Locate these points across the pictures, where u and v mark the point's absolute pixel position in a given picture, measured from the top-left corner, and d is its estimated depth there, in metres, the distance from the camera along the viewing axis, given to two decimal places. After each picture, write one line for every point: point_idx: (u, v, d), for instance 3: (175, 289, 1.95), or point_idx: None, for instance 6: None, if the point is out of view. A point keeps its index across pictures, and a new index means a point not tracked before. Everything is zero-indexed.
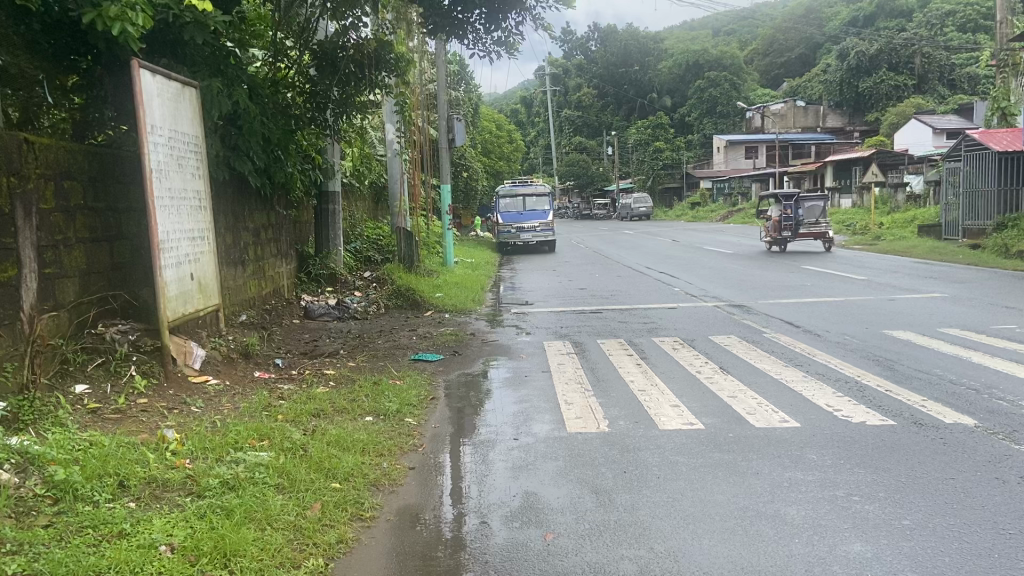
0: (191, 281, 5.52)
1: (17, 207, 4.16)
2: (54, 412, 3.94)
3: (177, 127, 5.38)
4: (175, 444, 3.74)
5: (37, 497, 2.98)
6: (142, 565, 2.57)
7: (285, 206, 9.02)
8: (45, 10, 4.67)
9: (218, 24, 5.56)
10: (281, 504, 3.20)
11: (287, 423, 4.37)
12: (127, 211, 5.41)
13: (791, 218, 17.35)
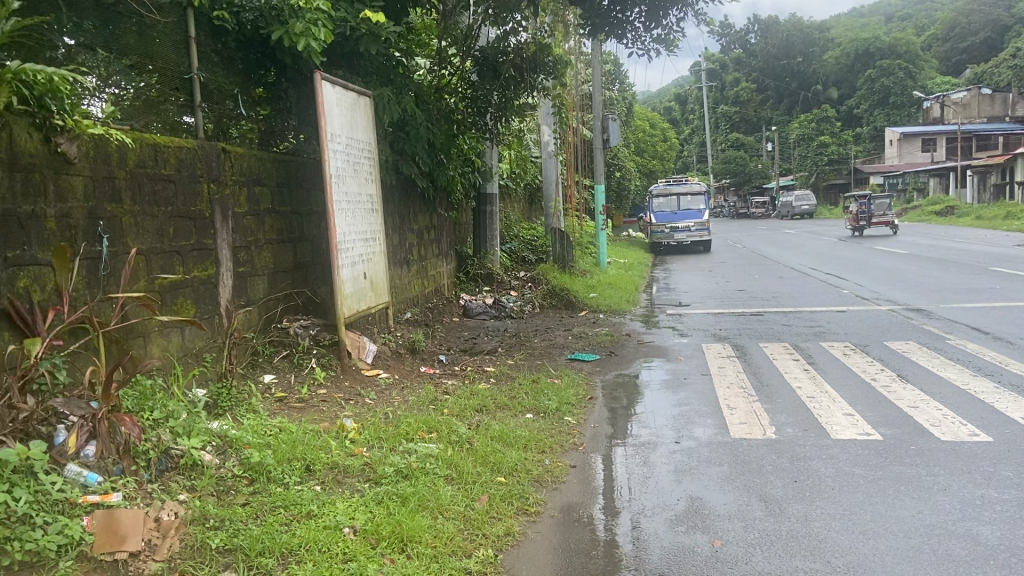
0: (365, 281, 5.85)
1: (215, 210, 4.57)
2: (248, 399, 4.29)
3: (353, 134, 5.72)
4: (353, 433, 3.98)
5: (235, 477, 3.26)
6: (330, 544, 2.76)
7: (446, 207, 9.35)
8: (239, 29, 5.08)
9: (390, 34, 5.85)
10: (451, 495, 3.33)
11: (452, 417, 4.53)
12: (308, 214, 5.81)
13: (865, 211, 22.72)
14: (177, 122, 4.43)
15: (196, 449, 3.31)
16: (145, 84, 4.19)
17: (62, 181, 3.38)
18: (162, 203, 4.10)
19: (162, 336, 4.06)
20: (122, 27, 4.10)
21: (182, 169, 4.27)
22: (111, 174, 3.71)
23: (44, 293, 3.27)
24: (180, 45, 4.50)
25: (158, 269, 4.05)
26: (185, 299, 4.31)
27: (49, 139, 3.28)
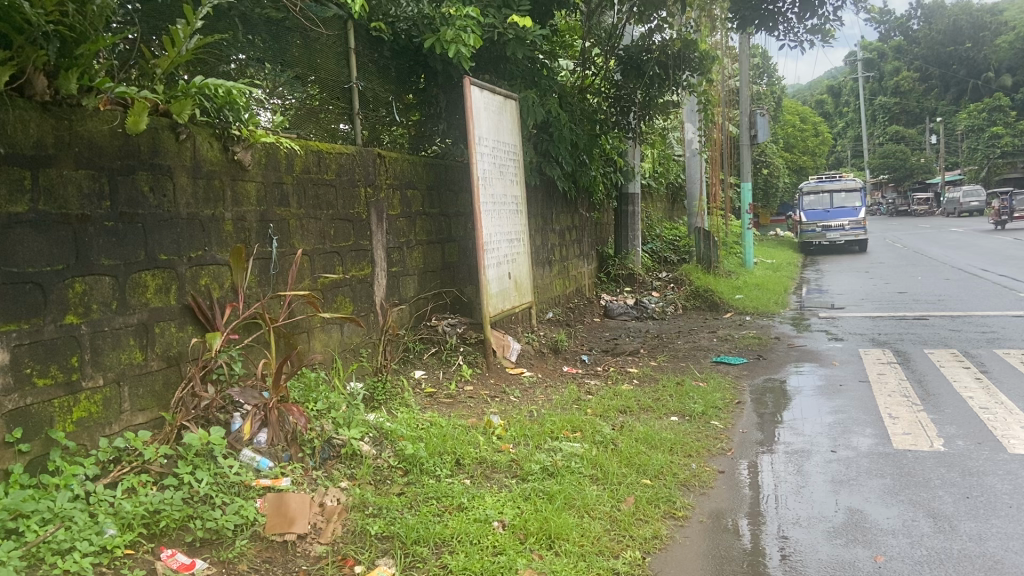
0: (509, 281, 5.96)
1: (371, 212, 4.81)
2: (402, 394, 4.47)
3: (500, 137, 5.84)
4: (500, 429, 4.06)
5: (391, 467, 3.42)
6: (481, 537, 2.82)
7: (588, 207, 9.35)
8: (393, 39, 5.30)
9: (536, 37, 5.92)
10: (597, 495, 3.33)
11: (597, 417, 4.53)
12: (456, 216, 5.99)
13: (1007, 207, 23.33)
14: (336, 129, 4.69)
15: (356, 440, 3.49)
16: (307, 95, 4.46)
17: (237, 186, 3.64)
18: (325, 207, 4.35)
19: (324, 332, 4.32)
20: (290, 41, 4.35)
21: (342, 174, 4.52)
22: (280, 180, 3.97)
23: (222, 290, 3.53)
24: (341, 57, 4.77)
25: (320, 269, 4.31)
26: (344, 297, 4.56)
27: (227, 149, 3.54)
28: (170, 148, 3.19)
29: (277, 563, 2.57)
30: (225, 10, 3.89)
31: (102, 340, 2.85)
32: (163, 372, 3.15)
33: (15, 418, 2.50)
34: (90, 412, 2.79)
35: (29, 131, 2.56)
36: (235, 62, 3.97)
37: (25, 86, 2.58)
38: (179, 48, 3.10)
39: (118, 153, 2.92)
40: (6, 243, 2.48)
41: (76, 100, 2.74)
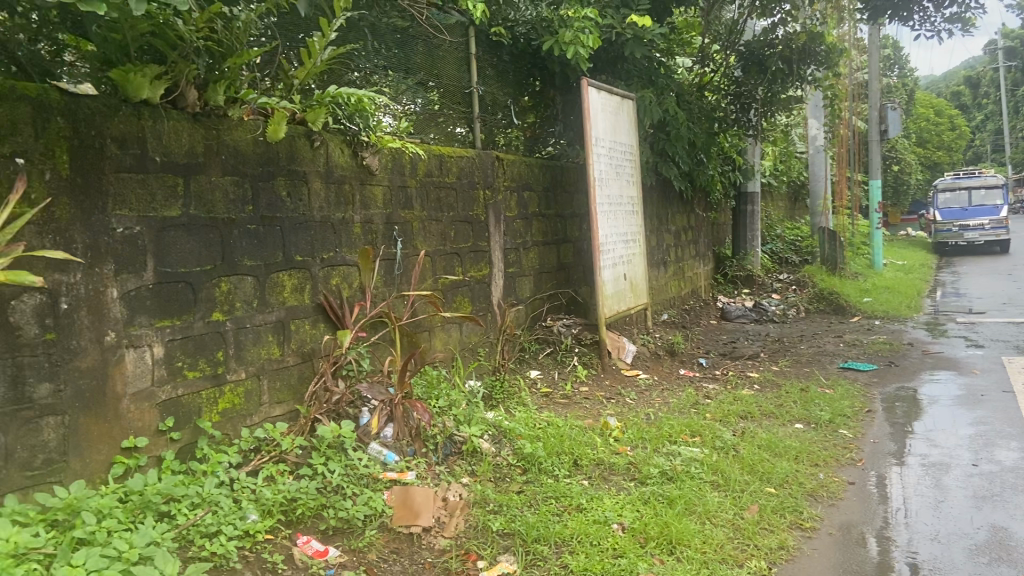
0: (625, 282, 5.93)
1: (490, 214, 4.90)
2: (519, 393, 4.53)
3: (617, 137, 5.82)
4: (618, 431, 4.04)
5: (510, 465, 3.47)
6: (601, 538, 2.83)
7: (705, 207, 9.15)
8: (513, 43, 5.37)
9: (656, 36, 5.85)
10: (719, 501, 3.27)
11: (716, 422, 4.43)
12: (572, 217, 6.01)
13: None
14: (454, 133, 4.79)
15: (476, 437, 3.57)
16: (429, 99, 4.60)
17: (366, 190, 3.79)
18: (446, 209, 4.47)
19: (443, 331, 4.47)
20: (414, 49, 4.48)
21: (462, 177, 4.62)
22: (405, 183, 4.11)
23: (351, 289, 3.69)
24: (462, 62, 4.88)
25: (441, 269, 4.43)
26: (463, 298, 4.66)
27: (357, 154, 3.70)
28: (305, 154, 3.36)
29: (404, 554, 2.66)
30: (356, 22, 4.04)
31: (244, 337, 3.03)
32: (298, 367, 3.32)
33: (167, 408, 2.70)
34: (232, 403, 2.97)
35: (182, 141, 2.75)
36: (360, 72, 4.11)
37: (178, 99, 2.78)
38: (315, 59, 3.26)
39: (260, 160, 3.10)
40: (162, 245, 2.67)
41: (223, 111, 2.94)
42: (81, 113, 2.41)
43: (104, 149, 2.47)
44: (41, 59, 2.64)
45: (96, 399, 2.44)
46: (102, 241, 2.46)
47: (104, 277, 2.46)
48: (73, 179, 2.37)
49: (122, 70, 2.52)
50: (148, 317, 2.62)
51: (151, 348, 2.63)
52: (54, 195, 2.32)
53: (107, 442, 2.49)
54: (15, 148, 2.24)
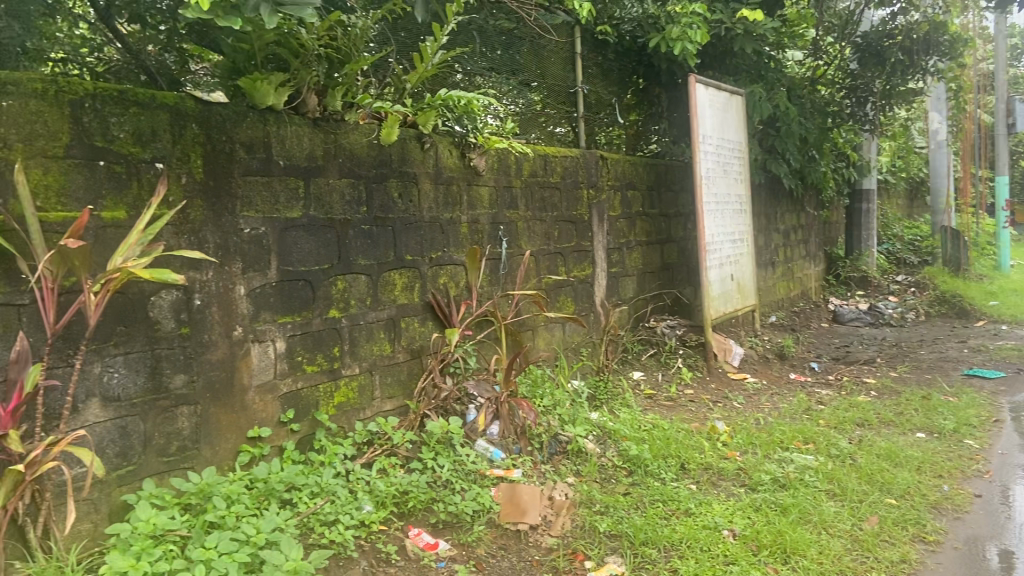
0: (732, 283, 5.79)
1: (593, 214, 4.89)
2: (623, 394, 4.49)
3: (724, 134, 5.69)
4: (726, 436, 3.95)
5: (615, 467, 3.46)
6: (711, 544, 2.77)
7: (816, 206, 8.83)
8: (618, 41, 5.34)
9: (768, 31, 5.68)
10: (836, 511, 3.15)
11: (831, 430, 4.27)
12: (677, 216, 5.92)
13: None
14: (554, 132, 4.81)
15: (581, 437, 3.57)
16: (534, 99, 4.64)
17: (473, 190, 3.85)
18: (550, 209, 4.49)
19: (547, 330, 4.50)
20: (519, 49, 4.51)
21: (566, 176, 4.63)
22: (511, 183, 4.15)
23: (458, 288, 3.76)
24: (568, 62, 4.90)
25: (545, 269, 4.45)
26: (566, 298, 4.67)
27: (465, 155, 3.76)
28: (416, 156, 3.45)
29: (511, 550, 2.70)
30: (466, 26, 4.10)
31: (358, 333, 3.14)
32: (408, 363, 3.41)
33: (287, 400, 2.83)
34: (347, 397, 3.09)
35: (302, 145, 2.87)
36: (459, 74, 4.14)
37: (299, 104, 2.90)
38: (426, 63, 3.33)
39: (374, 163, 3.20)
40: (284, 245, 2.79)
41: (341, 116, 3.04)
42: (213, 120, 2.55)
43: (233, 154, 2.61)
44: (169, 68, 2.84)
45: (224, 391, 2.58)
46: (231, 241, 2.59)
47: (233, 275, 2.60)
48: (205, 183, 2.52)
49: (251, 79, 2.66)
50: (271, 313, 2.75)
51: (274, 343, 2.75)
52: (189, 197, 2.47)
53: (234, 431, 2.63)
54: (156, 153, 2.38)
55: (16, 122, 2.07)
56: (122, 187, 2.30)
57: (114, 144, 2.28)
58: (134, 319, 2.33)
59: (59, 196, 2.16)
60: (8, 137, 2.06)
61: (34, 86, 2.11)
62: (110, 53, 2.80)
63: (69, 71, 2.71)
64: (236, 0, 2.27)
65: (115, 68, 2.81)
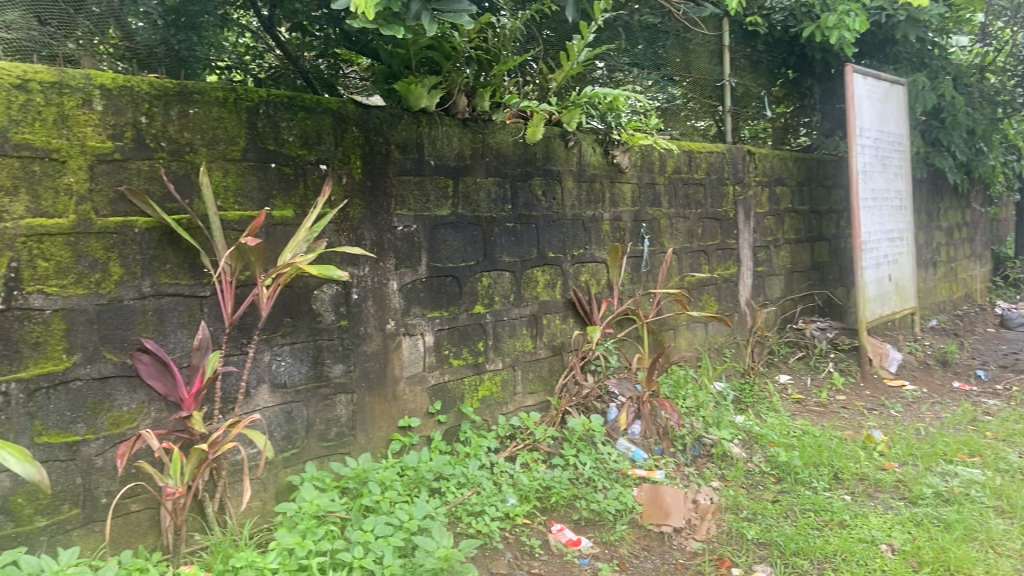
0: (890, 283, 5.45)
1: (740, 211, 4.74)
2: (769, 398, 4.34)
3: (884, 127, 5.36)
4: (883, 445, 3.73)
5: (763, 473, 3.35)
6: (867, 557, 2.63)
7: (983, 202, 8.17)
8: (769, 31, 5.10)
9: (934, 16, 5.31)
10: (1007, 529, 2.90)
11: (1000, 442, 3.94)
12: (829, 213, 5.64)
13: None
14: (692, 128, 4.70)
15: (726, 441, 3.49)
16: (677, 94, 4.57)
17: (616, 188, 3.82)
18: (694, 206, 4.40)
19: (689, 330, 4.41)
20: (664, 44, 4.42)
21: (711, 173, 4.52)
22: (654, 180, 4.09)
23: (600, 286, 3.75)
24: (714, 55, 4.78)
25: (688, 267, 4.36)
26: (710, 297, 4.55)
27: (608, 153, 3.74)
28: (560, 154, 3.47)
29: (654, 552, 2.67)
30: (612, 22, 4.05)
31: (502, 328, 3.20)
32: (549, 359, 3.44)
33: (435, 392, 2.92)
34: (491, 391, 3.15)
35: (452, 144, 2.96)
36: (598, 70, 4.09)
37: (450, 106, 2.99)
38: (572, 62, 3.33)
39: (519, 161, 3.25)
40: (434, 242, 2.88)
41: (489, 116, 3.10)
42: (371, 123, 2.67)
43: (389, 155, 2.72)
44: (324, 74, 3.00)
45: (378, 381, 2.70)
46: (385, 238, 2.71)
47: (387, 271, 2.71)
48: (363, 182, 2.64)
49: (405, 83, 2.74)
50: (421, 308, 2.85)
51: (423, 337, 2.85)
52: (349, 195, 2.60)
53: (386, 420, 2.74)
54: (320, 155, 2.53)
55: (201, 128, 2.24)
56: (290, 188, 2.46)
57: (284, 147, 2.43)
58: (299, 312, 2.47)
59: (236, 196, 2.32)
60: (194, 142, 2.23)
61: (216, 94, 2.27)
62: (271, 61, 2.89)
63: (233, 79, 2.79)
64: (399, 10, 2.36)
65: (276, 75, 2.91)
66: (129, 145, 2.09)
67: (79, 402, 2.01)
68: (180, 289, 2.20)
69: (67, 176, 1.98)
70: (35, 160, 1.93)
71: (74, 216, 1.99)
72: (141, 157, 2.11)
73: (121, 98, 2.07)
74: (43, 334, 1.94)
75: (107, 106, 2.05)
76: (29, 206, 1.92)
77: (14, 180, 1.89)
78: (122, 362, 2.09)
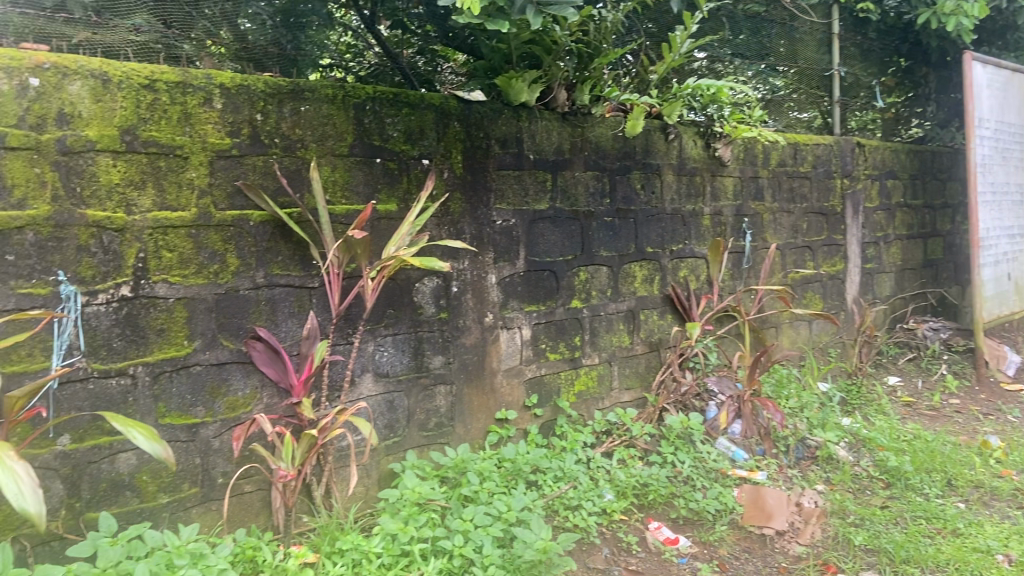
0: (1010, 282, 5.13)
1: (847, 205, 4.56)
2: (877, 399, 4.16)
3: (1005, 117, 5.04)
4: (1001, 452, 3.51)
5: (871, 477, 3.21)
6: (984, 569, 2.48)
7: None
8: (881, 18, 4.75)
9: None
10: None
11: None
12: (943, 207, 5.36)
13: None
14: (795, 118, 4.58)
15: (832, 443, 3.36)
16: (781, 85, 4.43)
17: (717, 181, 3.74)
18: (799, 200, 4.25)
19: (792, 328, 4.27)
20: (770, 33, 4.26)
21: (818, 166, 4.35)
22: (757, 174, 3.98)
23: (699, 282, 3.67)
24: (822, 43, 4.59)
25: (791, 264, 4.23)
26: (815, 294, 4.40)
27: (710, 145, 3.65)
28: (660, 147, 3.41)
29: (756, 554, 2.60)
30: (716, 12, 3.93)
31: (599, 323, 3.18)
32: (647, 356, 3.40)
33: (532, 385, 2.94)
34: (587, 386, 3.14)
35: (552, 138, 2.96)
36: (698, 61, 4.00)
37: (550, 101, 2.99)
38: (675, 53, 3.26)
39: (618, 155, 3.22)
40: (532, 236, 2.90)
41: (588, 110, 3.09)
42: (472, 118, 2.70)
43: (489, 149, 2.75)
44: (421, 70, 3.04)
45: (476, 373, 2.74)
46: (485, 232, 2.74)
47: (486, 264, 2.74)
48: (464, 177, 2.67)
49: (506, 78, 2.76)
50: (519, 301, 2.86)
51: (521, 330, 2.87)
52: (450, 190, 2.64)
53: (484, 412, 2.78)
54: (423, 150, 2.57)
55: (311, 124, 2.31)
56: (394, 182, 2.51)
57: (388, 142, 2.49)
58: (402, 303, 2.53)
59: (343, 190, 2.40)
60: (304, 139, 2.30)
61: (325, 92, 2.34)
62: (371, 58, 2.95)
63: (334, 75, 2.88)
64: (503, 4, 2.37)
65: (376, 71, 2.98)
66: (245, 141, 2.18)
67: (198, 386, 2.12)
68: (291, 280, 2.28)
69: (189, 171, 2.09)
70: (161, 156, 2.04)
71: (196, 210, 2.09)
72: (256, 153, 2.20)
73: (239, 96, 2.16)
74: (167, 322, 2.06)
75: (225, 104, 2.15)
76: (155, 199, 2.03)
77: (143, 175, 2.01)
78: (238, 349, 2.19)
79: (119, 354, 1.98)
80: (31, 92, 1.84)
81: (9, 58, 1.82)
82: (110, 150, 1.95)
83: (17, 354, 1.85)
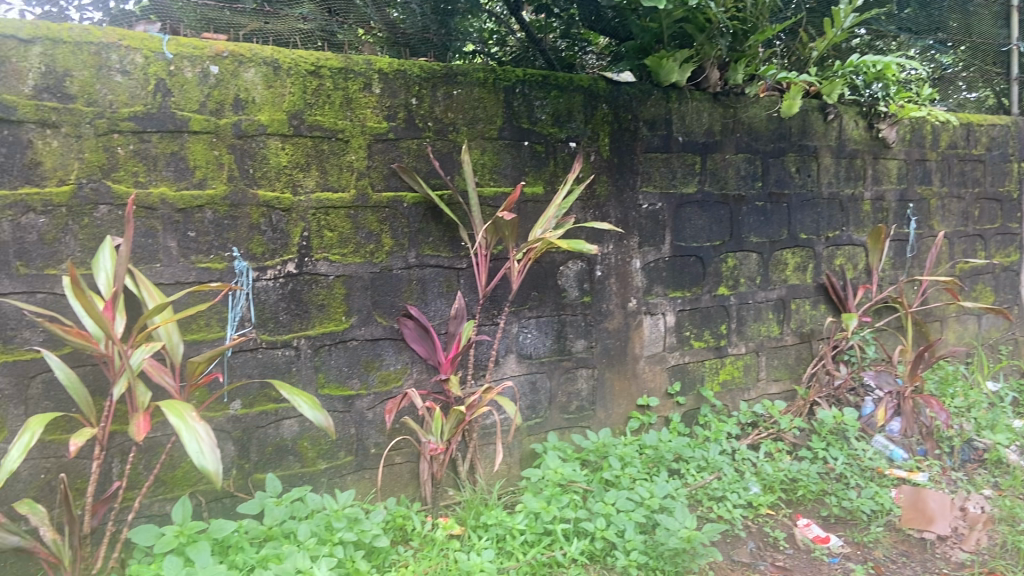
0: None
1: None
2: None
3: None
4: None
5: None
6: None
7: None
8: None
9: None
10: None
11: None
12: None
13: None
14: (964, 98, 4.29)
15: (1002, 446, 3.10)
16: (950, 62, 4.11)
17: (879, 165, 3.51)
18: (971, 184, 3.92)
19: (959, 322, 3.95)
20: (941, 6, 3.86)
21: (993, 148, 4.00)
22: (924, 156, 3.70)
23: (856, 271, 3.47)
24: (1001, 17, 4.15)
25: (961, 253, 3.91)
26: (986, 286, 4.05)
27: (872, 126, 3.44)
28: (817, 129, 3.24)
29: (914, 558, 2.44)
30: None
31: (747, 312, 3.07)
32: (797, 347, 3.26)
33: (675, 373, 2.88)
34: (733, 376, 3.05)
35: (702, 120, 2.88)
36: (858, 37, 3.71)
37: (702, 80, 2.93)
38: (837, 28, 3.04)
39: (772, 137, 3.08)
40: (679, 220, 2.83)
41: (741, 89, 2.98)
42: (621, 100, 2.66)
43: (637, 132, 2.71)
44: (563, 54, 3.03)
45: (618, 358, 2.72)
46: (631, 216, 2.70)
47: (631, 249, 2.71)
48: (611, 159, 2.65)
49: (656, 57, 2.70)
50: (664, 287, 2.81)
51: (666, 316, 2.82)
52: (596, 172, 2.62)
53: (625, 397, 2.76)
54: (571, 133, 2.56)
55: (463, 108, 2.36)
56: (541, 165, 2.53)
57: (537, 125, 2.50)
58: (546, 286, 2.54)
59: (492, 173, 2.44)
60: (456, 123, 2.35)
61: (477, 76, 2.38)
62: (513, 44, 2.93)
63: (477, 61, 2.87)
64: None
65: (518, 57, 2.97)
66: (401, 125, 2.26)
67: (354, 359, 2.23)
68: (441, 261, 2.35)
69: (350, 154, 2.18)
70: (325, 140, 2.14)
71: (355, 191, 2.19)
72: (410, 136, 2.27)
73: (395, 81, 2.24)
74: (327, 298, 2.17)
75: (383, 89, 2.23)
76: (319, 181, 2.14)
77: (308, 157, 2.12)
78: (391, 326, 2.28)
79: (285, 327, 2.11)
80: (211, 79, 1.98)
81: (192, 47, 1.97)
82: (279, 133, 2.07)
83: (197, 323, 2.01)
